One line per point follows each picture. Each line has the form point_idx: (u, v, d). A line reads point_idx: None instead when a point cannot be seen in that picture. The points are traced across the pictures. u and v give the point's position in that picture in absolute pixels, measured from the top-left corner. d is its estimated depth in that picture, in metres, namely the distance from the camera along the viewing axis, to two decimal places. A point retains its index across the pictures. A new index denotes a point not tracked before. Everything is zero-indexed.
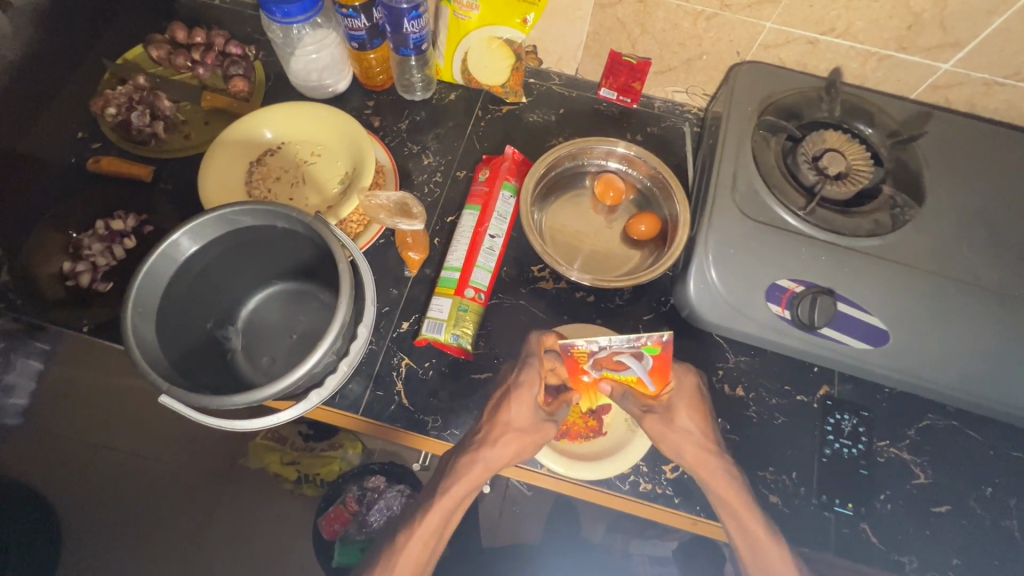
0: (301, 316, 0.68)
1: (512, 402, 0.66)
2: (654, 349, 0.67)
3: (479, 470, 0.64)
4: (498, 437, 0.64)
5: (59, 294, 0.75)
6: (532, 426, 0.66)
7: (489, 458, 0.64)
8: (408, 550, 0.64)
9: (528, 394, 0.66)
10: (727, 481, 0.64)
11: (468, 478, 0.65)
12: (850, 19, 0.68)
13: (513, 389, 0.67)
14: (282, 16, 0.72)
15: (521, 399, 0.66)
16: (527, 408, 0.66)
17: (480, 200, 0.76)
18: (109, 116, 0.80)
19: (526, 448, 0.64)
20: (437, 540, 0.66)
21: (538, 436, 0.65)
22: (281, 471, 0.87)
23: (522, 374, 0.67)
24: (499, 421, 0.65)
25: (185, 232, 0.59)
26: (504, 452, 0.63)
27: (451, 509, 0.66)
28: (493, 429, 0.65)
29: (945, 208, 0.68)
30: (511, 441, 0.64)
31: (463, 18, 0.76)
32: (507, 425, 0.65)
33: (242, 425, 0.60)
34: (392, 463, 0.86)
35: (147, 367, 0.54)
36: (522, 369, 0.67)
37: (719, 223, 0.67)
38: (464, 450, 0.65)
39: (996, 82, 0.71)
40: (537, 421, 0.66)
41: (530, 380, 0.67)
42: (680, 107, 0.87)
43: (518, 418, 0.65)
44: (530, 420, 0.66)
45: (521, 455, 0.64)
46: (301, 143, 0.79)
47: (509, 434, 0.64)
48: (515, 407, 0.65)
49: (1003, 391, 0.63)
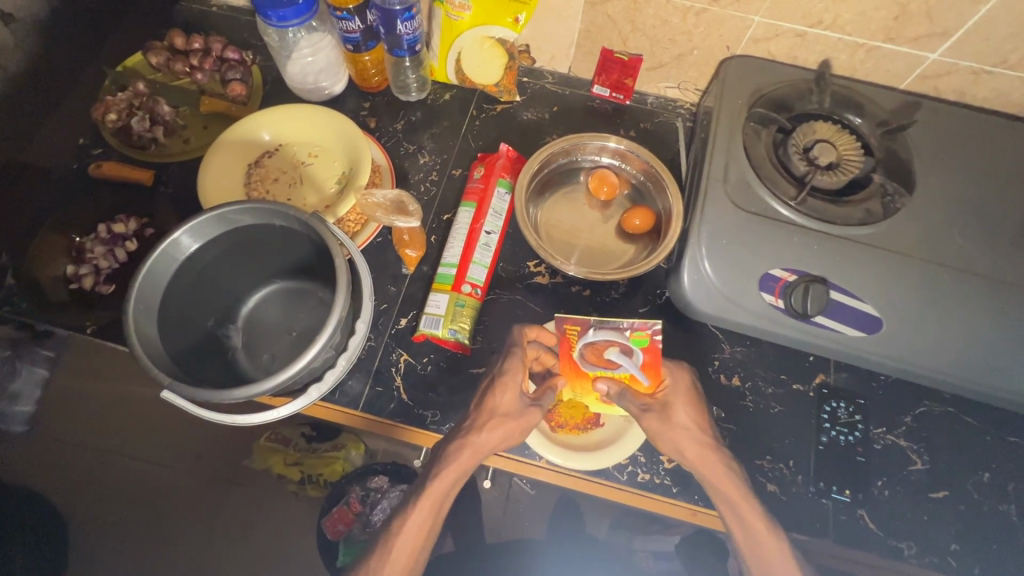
0: (300, 314, 0.69)
1: (499, 389, 0.67)
2: (642, 340, 0.70)
3: (467, 457, 0.65)
4: (484, 423, 0.65)
5: (64, 297, 0.77)
6: (517, 411, 0.66)
7: (477, 444, 0.65)
8: (401, 542, 0.65)
9: (514, 381, 0.67)
10: (726, 473, 0.64)
11: (458, 465, 0.65)
12: (837, 11, 0.69)
13: (498, 377, 0.67)
14: (278, 20, 0.73)
15: (506, 386, 0.67)
16: (512, 394, 0.67)
17: (475, 197, 0.77)
18: (109, 122, 0.81)
19: (512, 433, 0.65)
20: (432, 529, 0.66)
21: (524, 419, 0.66)
22: (284, 472, 0.83)
23: (507, 362, 0.68)
24: (487, 406, 0.66)
25: (185, 230, 0.60)
26: (490, 437, 0.65)
27: (443, 497, 0.66)
28: (480, 415, 0.66)
29: (935, 195, 0.68)
30: (498, 425, 0.65)
31: (456, 19, 0.78)
32: (496, 414, 0.66)
33: (240, 419, 0.60)
34: (397, 464, 0.80)
35: (148, 363, 0.55)
36: (506, 358, 0.69)
37: (712, 214, 0.67)
38: (453, 438, 0.66)
39: (984, 70, 0.71)
40: (521, 406, 0.67)
41: (514, 368, 0.68)
42: (673, 102, 0.88)
43: (503, 404, 0.66)
44: (515, 405, 0.66)
45: (509, 439, 0.65)
46: (298, 145, 0.80)
47: (496, 419, 0.65)
48: (501, 394, 0.66)
49: (999, 374, 0.64)
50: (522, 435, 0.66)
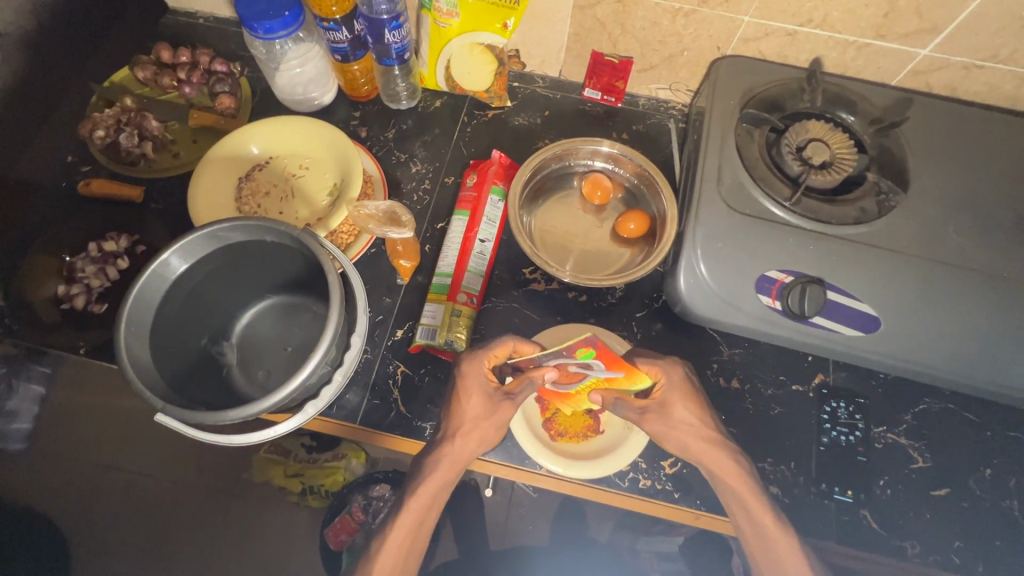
0: (295, 328, 0.69)
1: (464, 395, 0.66)
2: (588, 352, 0.66)
3: (446, 467, 0.65)
4: (456, 431, 0.65)
5: (55, 316, 0.77)
6: (486, 414, 0.65)
7: (453, 453, 0.65)
8: (383, 557, 0.63)
9: (478, 383, 0.66)
10: (737, 470, 0.64)
11: (437, 476, 0.65)
12: (827, 9, 0.69)
13: (459, 382, 0.66)
14: (264, 32, 0.72)
15: (471, 391, 0.66)
16: (478, 398, 0.66)
17: (469, 205, 0.76)
18: (97, 139, 0.81)
19: (488, 436, 0.65)
20: (413, 547, 0.64)
21: (495, 419, 0.65)
22: (285, 484, 0.76)
23: (468, 366, 0.66)
24: (455, 413, 0.66)
25: (174, 250, 0.59)
26: (464, 444, 0.65)
27: (423, 511, 0.64)
28: (452, 423, 0.66)
29: (930, 192, 0.68)
30: (471, 431, 0.65)
31: (444, 26, 0.77)
32: (467, 420, 0.65)
33: (236, 440, 0.61)
34: (396, 471, 0.75)
35: (141, 387, 0.54)
36: (467, 359, 0.67)
37: (706, 217, 0.67)
38: (428, 449, 0.66)
39: (975, 65, 0.71)
40: (491, 406, 0.66)
41: (476, 369, 0.66)
42: (665, 104, 0.87)
43: (471, 409, 0.65)
44: (484, 408, 0.65)
45: (486, 442, 0.65)
46: (288, 157, 0.79)
47: (468, 425, 0.65)
48: (469, 399, 0.66)
49: (997, 371, 0.64)
50: (497, 435, 0.66)
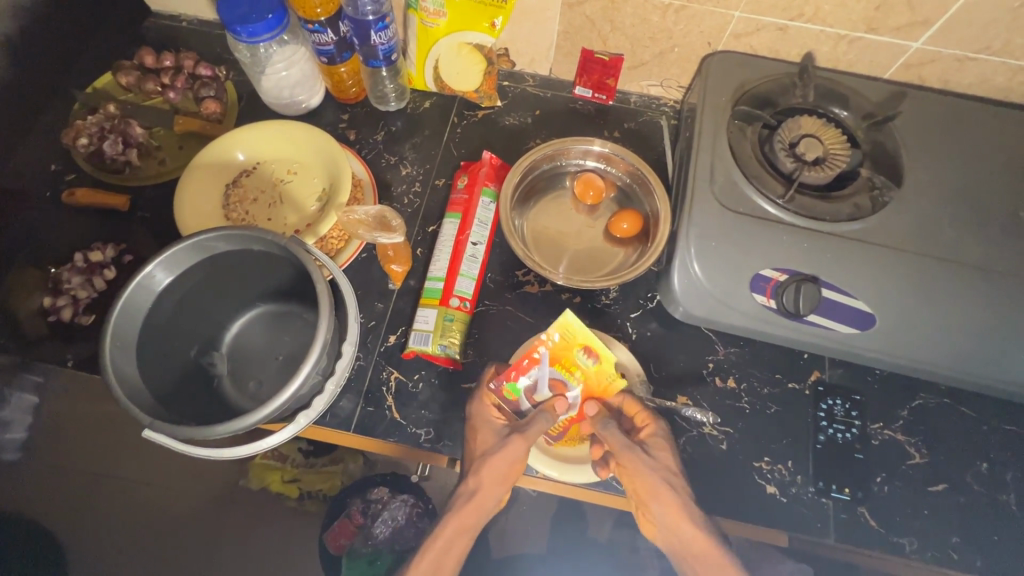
0: (285, 337, 0.68)
1: (477, 430, 0.65)
2: (512, 387, 0.67)
3: (467, 507, 0.63)
4: (472, 467, 0.63)
5: (43, 329, 0.76)
6: (495, 447, 0.64)
7: (472, 491, 0.63)
8: None
9: (484, 420, 0.66)
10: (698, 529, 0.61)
11: (459, 515, 0.62)
12: (818, 3, 0.68)
13: (471, 421, 0.66)
14: (248, 35, 0.71)
15: (481, 427, 0.66)
16: (487, 432, 0.65)
17: (460, 208, 0.76)
18: (81, 147, 0.79)
19: (505, 472, 0.63)
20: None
21: (506, 452, 0.63)
22: (283, 490, 0.75)
23: (473, 407, 0.67)
24: (471, 451, 0.65)
25: (159, 262, 0.59)
26: (481, 478, 0.63)
27: (442, 549, 0.62)
28: (470, 461, 0.64)
29: (923, 187, 0.68)
30: (483, 467, 0.63)
31: (431, 26, 0.76)
32: (479, 455, 0.64)
33: (226, 453, 0.60)
34: (395, 473, 0.74)
35: (127, 402, 0.54)
36: (472, 400, 0.68)
37: (699, 215, 0.66)
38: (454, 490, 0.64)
39: (968, 57, 0.71)
40: (500, 438, 0.64)
41: (480, 406, 0.67)
42: (656, 101, 0.87)
43: (480, 443, 0.64)
44: (493, 441, 0.64)
45: (501, 477, 0.63)
46: (276, 162, 0.78)
47: (480, 461, 0.63)
48: (482, 436, 0.65)
49: (992, 365, 0.63)
50: (515, 466, 0.63)
